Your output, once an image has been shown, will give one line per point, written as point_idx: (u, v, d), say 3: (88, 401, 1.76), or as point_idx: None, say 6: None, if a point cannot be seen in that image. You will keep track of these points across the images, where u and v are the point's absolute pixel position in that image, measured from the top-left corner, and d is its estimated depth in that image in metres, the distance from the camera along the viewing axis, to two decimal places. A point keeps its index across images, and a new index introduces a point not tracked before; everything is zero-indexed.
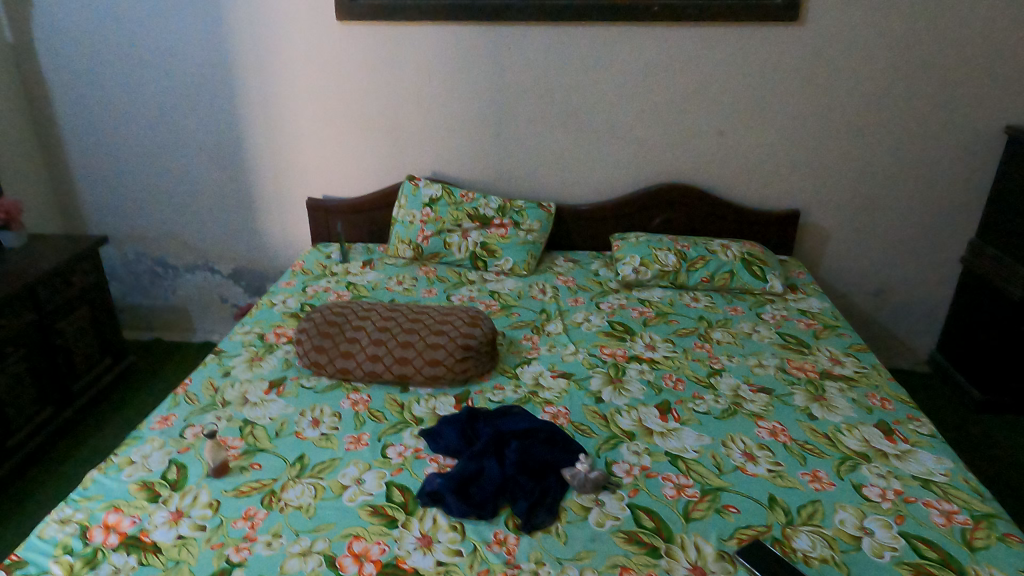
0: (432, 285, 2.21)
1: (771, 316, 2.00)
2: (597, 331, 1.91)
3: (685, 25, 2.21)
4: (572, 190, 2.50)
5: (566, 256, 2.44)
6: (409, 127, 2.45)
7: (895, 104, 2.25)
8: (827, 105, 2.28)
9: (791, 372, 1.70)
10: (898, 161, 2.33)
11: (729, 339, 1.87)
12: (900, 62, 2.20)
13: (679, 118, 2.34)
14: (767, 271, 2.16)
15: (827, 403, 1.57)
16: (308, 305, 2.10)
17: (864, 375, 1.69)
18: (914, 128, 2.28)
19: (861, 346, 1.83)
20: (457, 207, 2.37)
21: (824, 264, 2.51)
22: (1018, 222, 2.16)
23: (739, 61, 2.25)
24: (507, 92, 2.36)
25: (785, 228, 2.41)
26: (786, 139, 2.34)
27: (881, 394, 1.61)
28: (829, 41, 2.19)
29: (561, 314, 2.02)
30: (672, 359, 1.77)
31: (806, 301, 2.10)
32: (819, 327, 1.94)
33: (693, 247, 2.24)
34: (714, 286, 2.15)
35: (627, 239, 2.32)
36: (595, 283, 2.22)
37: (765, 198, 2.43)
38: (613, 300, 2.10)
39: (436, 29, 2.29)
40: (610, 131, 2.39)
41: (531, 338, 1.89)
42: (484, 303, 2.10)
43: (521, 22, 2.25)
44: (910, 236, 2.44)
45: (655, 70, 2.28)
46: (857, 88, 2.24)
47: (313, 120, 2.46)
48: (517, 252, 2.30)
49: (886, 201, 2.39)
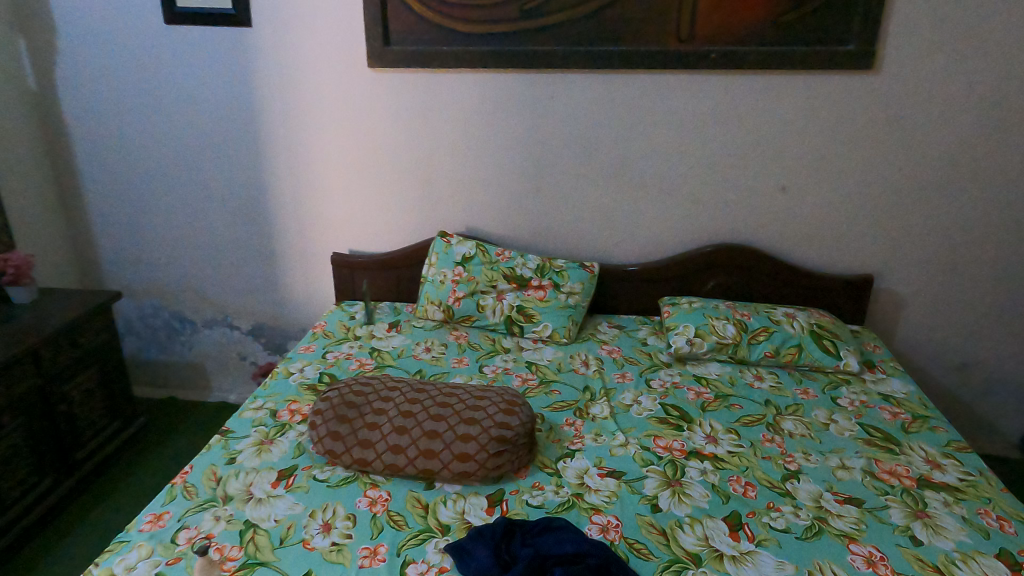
0: (463, 353, 2.02)
1: (849, 402, 1.75)
2: (649, 417, 1.68)
3: (744, 74, 2.02)
4: (618, 249, 2.29)
5: (610, 321, 2.23)
6: (442, 180, 2.29)
7: (981, 159, 2.02)
8: (905, 161, 2.05)
9: (882, 478, 1.45)
10: (987, 223, 2.08)
11: (802, 431, 1.63)
12: (990, 114, 1.97)
13: (736, 173, 2.14)
14: (840, 346, 1.91)
15: (932, 523, 1.32)
16: (327, 374, 1.91)
17: (972, 485, 1.43)
18: (1004, 186, 2.03)
19: (962, 446, 1.56)
20: (492, 267, 2.19)
21: (899, 335, 2.25)
22: None
23: (807, 113, 2.04)
24: (549, 143, 2.19)
25: (857, 295, 2.15)
26: (859, 198, 2.11)
27: (996, 512, 1.35)
28: (910, 91, 1.98)
29: (607, 393, 1.80)
30: (738, 457, 1.52)
31: (887, 384, 1.84)
32: (908, 417, 1.68)
33: (753, 316, 2.01)
34: (780, 362, 1.91)
35: (680, 305, 2.10)
36: (644, 355, 2.00)
37: (832, 260, 2.19)
38: (664, 377, 1.87)
39: (474, 78, 2.14)
40: (660, 186, 2.19)
41: (574, 424, 1.67)
42: (521, 377, 1.89)
43: (565, 69, 2.08)
44: (997, 305, 2.17)
45: (710, 120, 2.09)
46: (940, 143, 2.02)
47: (340, 171, 2.31)
48: (557, 318, 2.10)
49: (973, 266, 2.13)
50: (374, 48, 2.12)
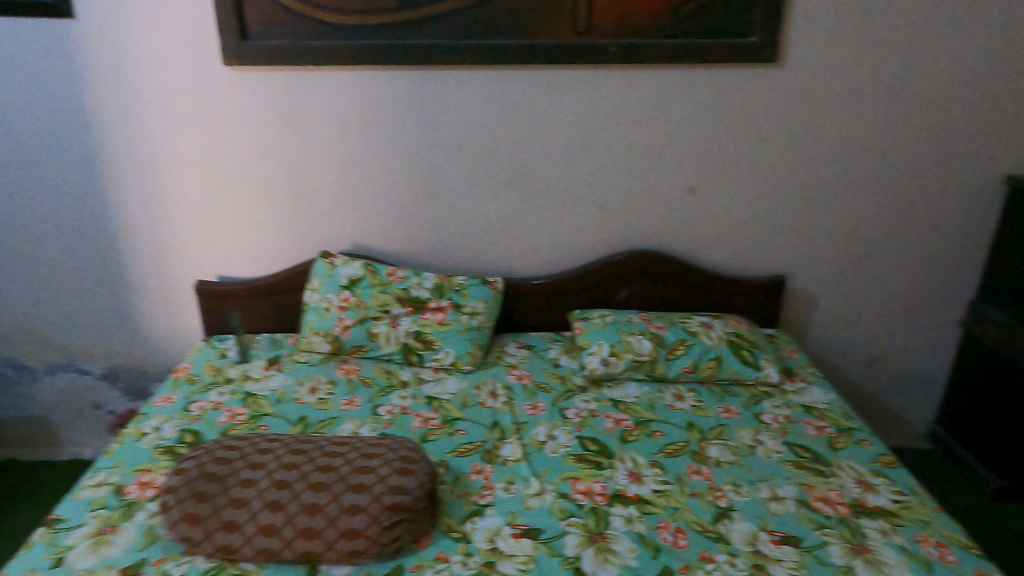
0: (354, 392, 1.76)
1: (773, 419, 1.65)
2: (566, 455, 1.51)
3: (646, 68, 1.88)
4: (522, 261, 2.10)
5: (519, 340, 2.04)
6: (321, 193, 2.01)
7: (883, 152, 1.97)
8: (811, 157, 1.98)
9: (817, 508, 1.34)
10: (890, 217, 2.04)
11: (729, 457, 1.50)
12: (891, 107, 1.92)
13: (642, 175, 2.00)
14: (759, 355, 1.82)
15: (874, 558, 1.21)
16: (190, 431, 1.61)
17: (906, 506, 1.35)
18: (906, 179, 2.00)
19: (889, 460, 1.49)
20: (383, 289, 1.95)
21: (811, 334, 2.20)
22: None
23: (712, 109, 1.92)
24: (439, 148, 1.97)
25: (769, 297, 2.07)
26: (767, 196, 2.02)
27: (935, 538, 1.26)
28: (814, 84, 1.90)
29: (518, 429, 1.61)
30: (666, 497, 1.37)
31: (808, 394, 1.76)
32: (833, 431, 1.60)
33: (669, 329, 1.88)
34: (699, 378, 1.79)
35: (592, 320, 1.94)
36: (557, 379, 1.82)
37: (743, 262, 2.10)
38: (580, 404, 1.70)
39: (350, 76, 1.88)
40: (563, 191, 2.02)
41: (482, 471, 1.47)
42: (421, 417, 1.66)
43: (453, 64, 1.86)
44: (903, 297, 2.15)
45: (612, 118, 1.93)
46: (845, 137, 1.96)
47: (201, 186, 2.00)
48: (460, 343, 1.88)
49: (880, 260, 2.10)
50: (229, 42, 1.82)
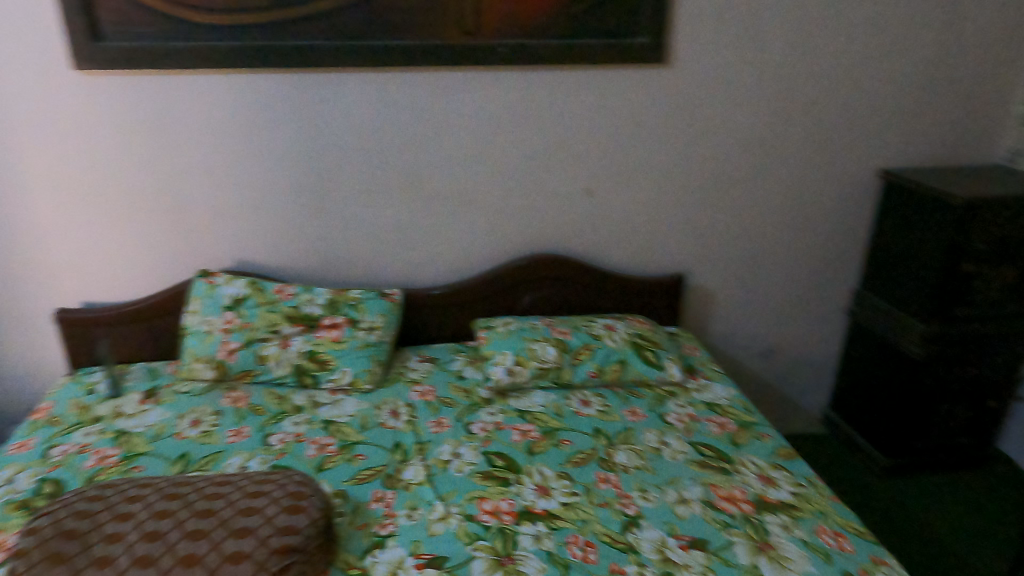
0: (242, 421, 1.63)
1: (677, 418, 1.65)
2: (472, 474, 1.45)
3: (538, 69, 1.84)
4: (422, 271, 2.02)
5: (421, 353, 1.96)
6: (197, 206, 1.86)
7: (769, 150, 2.03)
8: (703, 156, 2.01)
9: (722, 507, 1.35)
10: (779, 212, 2.11)
11: (636, 462, 1.49)
12: (774, 106, 1.98)
13: (540, 178, 1.96)
14: (662, 355, 1.83)
15: (777, 554, 1.22)
16: (49, 481, 1.43)
17: (804, 498, 1.37)
18: (791, 175, 2.07)
19: (787, 452, 1.53)
20: (272, 308, 1.82)
21: (711, 330, 2.24)
22: (902, 269, 2.00)
23: (605, 110, 1.92)
24: (326, 155, 1.85)
25: (670, 295, 2.09)
26: (663, 196, 2.04)
27: (832, 528, 1.29)
28: (702, 83, 1.93)
29: (422, 450, 1.53)
30: (574, 510, 1.34)
31: (710, 391, 1.78)
32: (734, 427, 1.62)
33: (573, 333, 1.85)
34: (605, 381, 1.78)
35: (495, 328, 1.89)
36: (461, 392, 1.76)
37: (644, 262, 2.11)
38: (485, 418, 1.65)
39: (222, 80, 1.74)
40: (460, 196, 1.95)
41: (383, 499, 1.38)
42: (317, 443, 1.55)
43: (336, 67, 1.76)
44: (794, 289, 2.22)
45: (507, 121, 1.89)
46: (733, 136, 2.00)
47: (56, 203, 1.80)
48: (357, 361, 1.78)
49: (771, 254, 2.16)
50: (78, 43, 1.64)
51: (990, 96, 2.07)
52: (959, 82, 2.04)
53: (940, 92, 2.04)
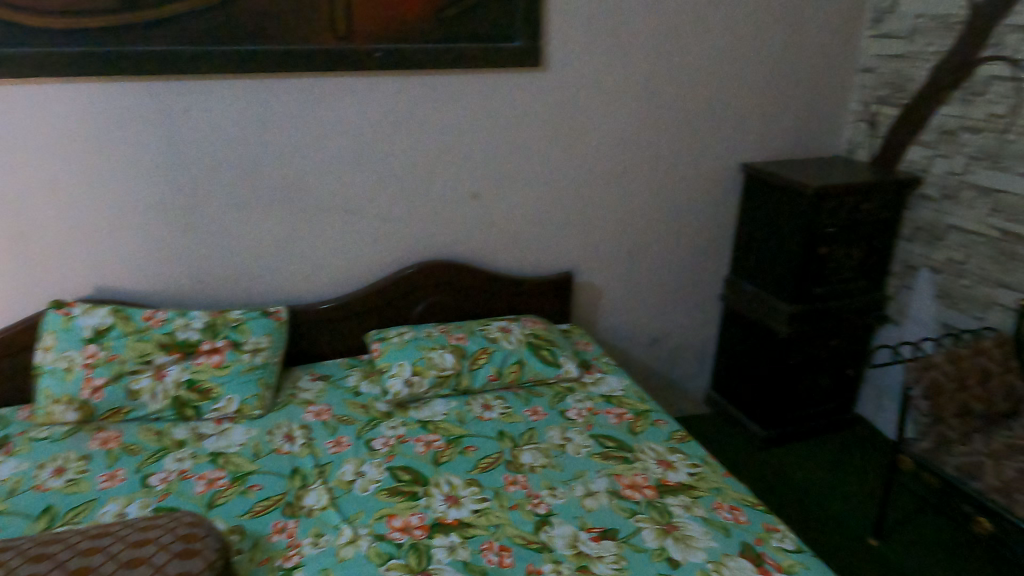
0: (116, 463, 1.48)
1: (577, 413, 1.69)
2: (378, 492, 1.40)
3: (417, 74, 1.82)
4: (307, 285, 1.94)
5: (312, 371, 1.88)
6: (45, 230, 1.67)
7: (643, 148, 2.13)
8: (582, 156, 2.07)
9: (627, 495, 1.39)
10: (655, 207, 2.22)
11: (542, 460, 1.51)
12: (645, 106, 2.08)
13: (425, 184, 1.94)
14: (558, 352, 1.86)
15: (681, 534, 1.28)
16: None
17: (701, 477, 1.45)
18: (664, 171, 2.18)
19: (681, 435, 1.60)
20: (141, 337, 1.67)
21: (600, 323, 2.31)
22: (766, 255, 2.17)
23: (486, 113, 1.93)
24: (195, 168, 1.73)
25: (560, 293, 2.14)
26: (547, 196, 2.08)
27: (728, 503, 1.37)
28: (578, 86, 1.99)
29: (322, 472, 1.46)
30: (486, 516, 1.33)
31: (605, 383, 1.84)
32: (631, 416, 1.68)
33: (469, 338, 1.85)
34: (504, 384, 1.78)
35: (390, 339, 1.84)
36: (359, 408, 1.70)
37: (532, 262, 2.14)
38: (387, 432, 1.60)
39: (67, 90, 1.58)
40: (344, 205, 1.89)
41: (285, 529, 1.30)
42: (206, 478, 1.44)
43: (200, 74, 1.64)
44: (673, 279, 2.35)
45: (388, 127, 1.85)
46: (609, 135, 2.08)
47: None
48: (243, 386, 1.67)
49: (651, 247, 2.27)
50: None
51: (830, 93, 2.28)
52: (804, 81, 2.23)
53: (789, 91, 2.23)
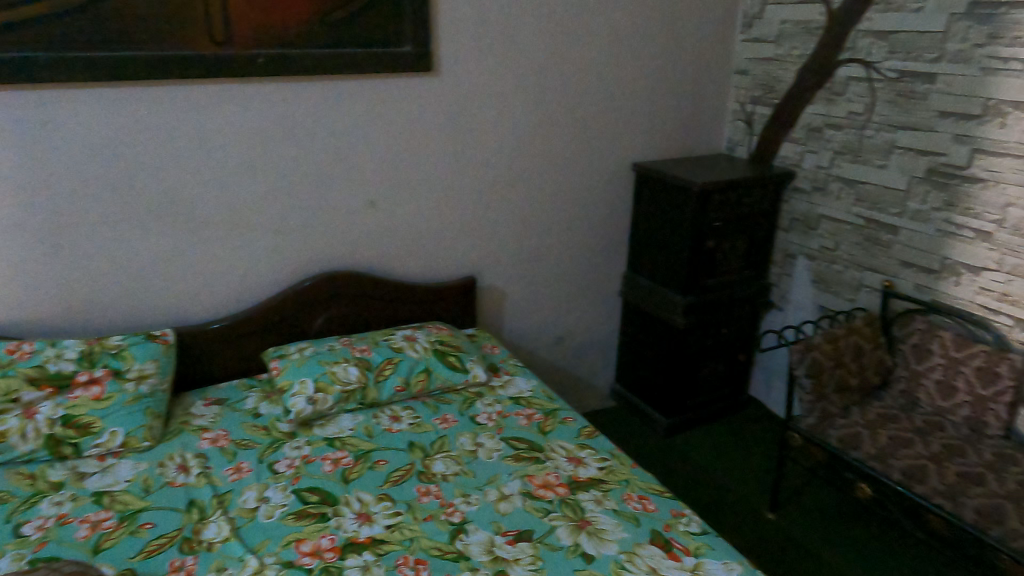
0: None
1: (487, 418, 1.69)
2: (284, 516, 1.34)
3: (305, 81, 1.76)
4: (196, 305, 1.83)
5: (206, 396, 1.77)
6: None
7: (538, 152, 2.16)
8: (479, 160, 2.08)
9: (540, 495, 1.40)
10: (553, 209, 2.26)
11: (454, 468, 1.50)
12: (537, 110, 2.11)
13: (319, 193, 1.88)
14: (465, 358, 1.86)
15: (594, 528, 1.31)
16: None
17: (610, 470, 1.49)
18: (560, 173, 2.23)
19: (589, 431, 1.64)
20: (5, 372, 1.51)
21: (505, 326, 2.32)
22: (659, 250, 2.25)
23: (380, 120, 1.89)
24: (60, 184, 1.59)
25: (463, 298, 2.14)
26: (445, 202, 2.07)
27: (637, 493, 1.42)
28: (471, 91, 1.99)
29: (222, 502, 1.38)
30: (399, 530, 1.30)
31: (514, 385, 1.85)
32: (540, 416, 1.70)
33: (374, 350, 1.80)
34: (412, 394, 1.76)
35: (289, 356, 1.77)
36: (260, 431, 1.62)
37: (434, 269, 2.13)
38: (291, 453, 1.54)
39: None
40: (232, 219, 1.80)
41: (184, 567, 1.22)
42: (89, 522, 1.32)
43: (61, 82, 1.51)
44: (574, 278, 2.40)
45: (276, 136, 1.78)
46: (504, 140, 2.09)
47: None
48: (129, 418, 1.56)
49: (550, 248, 2.31)
50: None
51: (709, 96, 2.41)
52: (685, 83, 2.34)
53: (673, 93, 2.33)
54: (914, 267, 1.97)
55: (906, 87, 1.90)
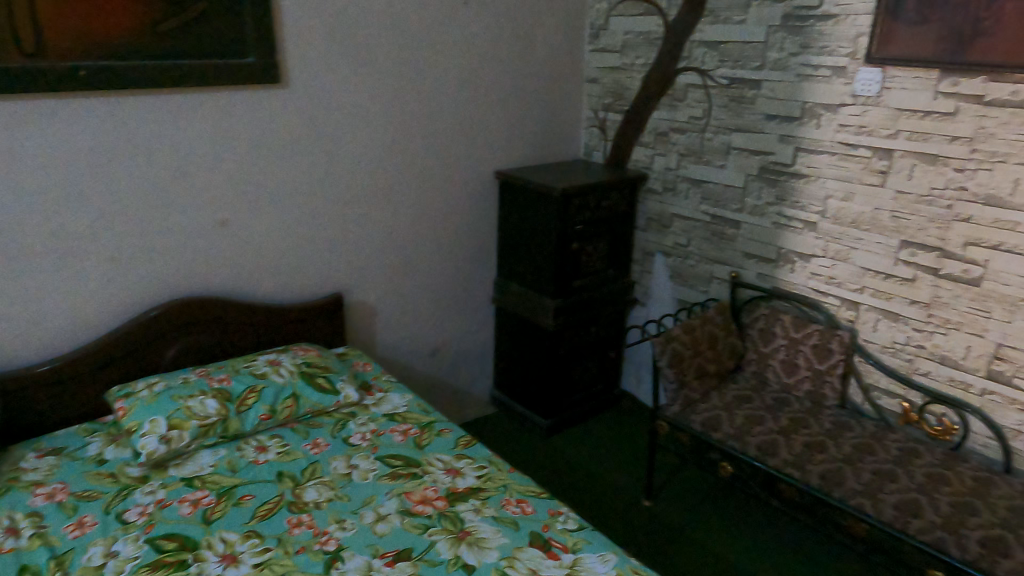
0: None
1: (361, 438, 1.64)
2: (137, 570, 1.22)
3: (138, 95, 1.63)
4: (21, 346, 1.63)
5: (39, 446, 1.58)
6: None
7: (400, 163, 2.14)
8: (338, 174, 2.02)
9: (419, 511, 1.38)
10: (418, 220, 2.24)
11: (328, 494, 1.43)
12: (396, 121, 2.09)
13: (162, 215, 1.74)
14: (334, 379, 1.79)
15: (475, 538, 1.30)
16: None
17: (488, 477, 1.49)
18: (423, 184, 2.21)
19: (466, 441, 1.63)
20: None
21: (378, 341, 2.27)
22: (527, 255, 2.30)
23: (227, 134, 1.79)
24: None
25: (330, 316, 2.06)
26: (305, 218, 1.99)
27: (515, 497, 1.43)
28: (324, 103, 1.93)
29: (61, 564, 1.24)
30: (269, 568, 1.23)
31: (388, 402, 1.81)
32: (416, 431, 1.67)
33: (234, 379, 1.69)
34: (279, 421, 1.67)
35: (137, 394, 1.62)
36: (106, 479, 1.47)
37: (298, 288, 2.04)
38: (143, 500, 1.40)
39: None
40: (60, 248, 1.62)
41: None
42: None
43: None
44: (445, 289, 2.39)
45: (108, 156, 1.63)
46: (364, 152, 2.05)
47: None
48: None
49: (419, 260, 2.28)
50: None
51: (564, 104, 2.50)
52: (540, 92, 2.41)
53: (529, 102, 2.39)
54: (755, 258, 2.13)
55: (736, 92, 2.07)
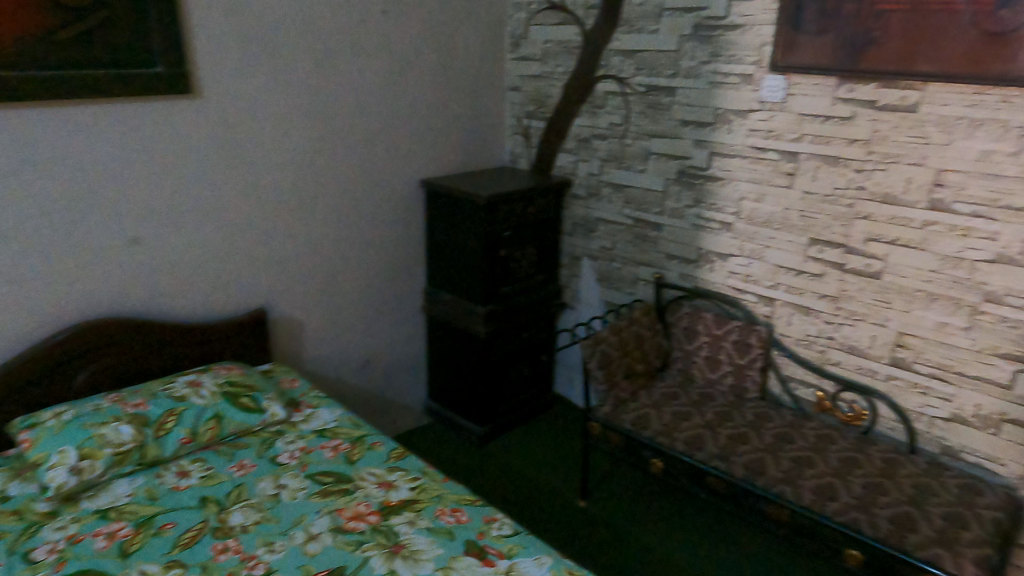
0: None
1: (289, 457, 1.59)
2: None
3: (34, 106, 1.54)
4: None
5: None
6: None
7: (322, 173, 2.10)
8: (257, 186, 1.96)
9: (351, 527, 1.35)
10: (343, 230, 2.20)
11: (255, 516, 1.39)
12: (316, 130, 2.05)
13: (66, 233, 1.65)
14: (260, 397, 1.73)
15: (409, 550, 1.29)
16: None
17: (421, 489, 1.48)
18: (347, 194, 2.18)
19: (398, 453, 1.62)
20: None
21: (306, 356, 2.22)
22: (456, 263, 2.29)
23: (135, 147, 1.71)
24: None
25: (254, 332, 2.00)
26: (224, 232, 1.92)
27: (449, 507, 1.42)
28: (239, 113, 1.88)
29: None
30: None
31: (317, 418, 1.77)
32: (347, 446, 1.64)
33: (151, 403, 1.61)
34: (201, 445, 1.60)
35: (43, 424, 1.52)
36: (9, 517, 1.37)
37: (218, 305, 1.97)
38: (53, 537, 1.32)
39: None
40: None
41: None
42: None
43: None
44: (373, 300, 2.35)
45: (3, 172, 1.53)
46: (284, 163, 2.00)
47: None
48: None
49: (346, 271, 2.24)
50: None
51: (487, 112, 2.51)
52: (463, 101, 2.42)
53: (452, 111, 2.40)
54: (677, 259, 2.21)
55: (653, 99, 2.14)
